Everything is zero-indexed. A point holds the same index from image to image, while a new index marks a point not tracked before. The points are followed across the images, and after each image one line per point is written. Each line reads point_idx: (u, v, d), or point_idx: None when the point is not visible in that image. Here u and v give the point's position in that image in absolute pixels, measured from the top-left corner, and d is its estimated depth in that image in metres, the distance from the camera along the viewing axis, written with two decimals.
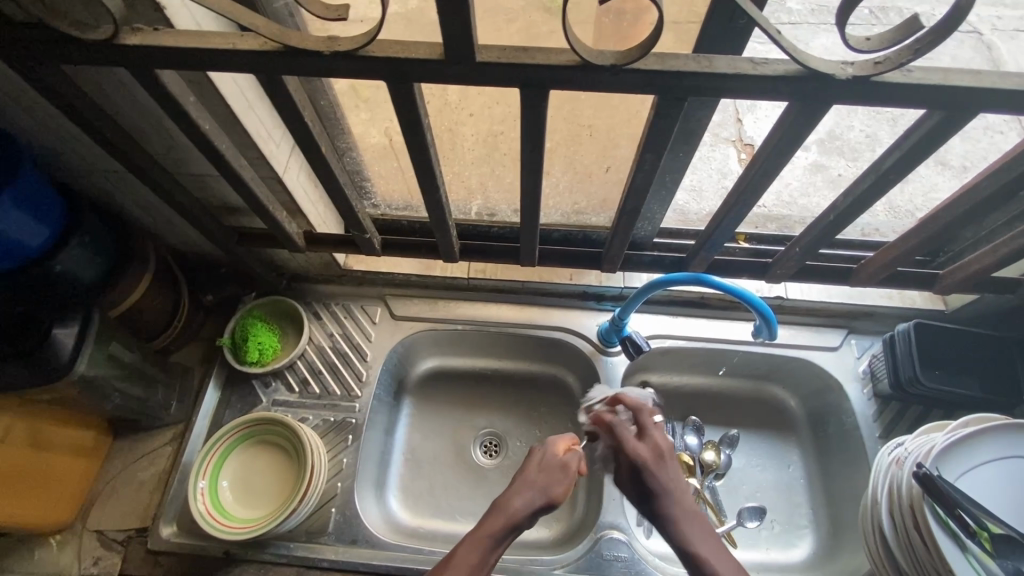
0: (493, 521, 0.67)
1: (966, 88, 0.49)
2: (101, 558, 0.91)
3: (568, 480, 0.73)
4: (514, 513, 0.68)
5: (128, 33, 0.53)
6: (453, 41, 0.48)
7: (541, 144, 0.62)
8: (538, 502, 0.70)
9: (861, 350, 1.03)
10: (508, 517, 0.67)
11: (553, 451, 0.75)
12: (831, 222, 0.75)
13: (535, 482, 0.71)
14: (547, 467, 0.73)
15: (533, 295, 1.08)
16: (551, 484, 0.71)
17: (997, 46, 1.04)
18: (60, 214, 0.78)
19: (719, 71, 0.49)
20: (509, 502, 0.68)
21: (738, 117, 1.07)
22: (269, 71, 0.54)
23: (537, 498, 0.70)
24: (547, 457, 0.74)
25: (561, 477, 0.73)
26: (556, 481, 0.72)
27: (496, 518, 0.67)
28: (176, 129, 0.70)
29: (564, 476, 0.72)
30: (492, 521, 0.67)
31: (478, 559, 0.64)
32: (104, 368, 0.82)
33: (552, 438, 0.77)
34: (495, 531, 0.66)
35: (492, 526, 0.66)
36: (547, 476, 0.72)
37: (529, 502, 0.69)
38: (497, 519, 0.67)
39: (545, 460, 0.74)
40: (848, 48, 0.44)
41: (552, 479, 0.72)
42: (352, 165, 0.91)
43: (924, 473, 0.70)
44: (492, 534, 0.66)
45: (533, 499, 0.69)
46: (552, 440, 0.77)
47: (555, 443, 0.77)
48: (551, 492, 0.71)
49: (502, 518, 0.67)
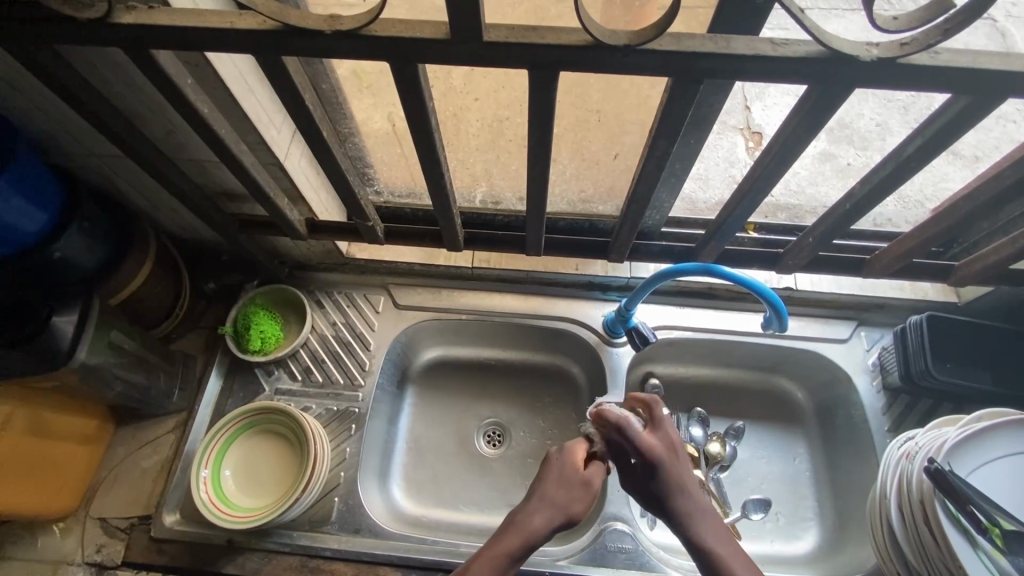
0: (512, 537, 0.66)
1: (994, 72, 0.47)
2: (105, 545, 0.91)
3: (586, 498, 0.71)
4: (534, 532, 0.66)
5: (123, 12, 0.51)
6: (458, 20, 0.46)
7: (548, 129, 0.60)
8: (560, 517, 0.68)
9: (871, 342, 1.01)
10: (531, 533, 0.66)
11: (574, 463, 0.74)
12: (845, 212, 0.73)
13: (558, 498, 0.70)
14: (568, 482, 0.71)
15: (537, 284, 1.06)
16: (571, 501, 0.70)
17: (1011, 32, 1.00)
18: (57, 199, 0.76)
19: (735, 52, 0.47)
20: (530, 520, 0.67)
21: (746, 105, 1.05)
22: (268, 52, 0.53)
23: (559, 514, 0.69)
24: (571, 469, 0.73)
25: (581, 493, 0.71)
26: (577, 497, 0.70)
27: (516, 534, 0.66)
28: (173, 111, 0.68)
29: (584, 494, 0.71)
30: (511, 537, 0.66)
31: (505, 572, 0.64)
32: (104, 356, 0.81)
33: (575, 448, 0.76)
34: (513, 548, 0.65)
35: (511, 542, 0.65)
36: (568, 492, 0.70)
37: (552, 517, 0.68)
38: (517, 536, 0.66)
39: (567, 474, 0.72)
40: (874, 29, 0.42)
41: (572, 495, 0.70)
42: (354, 151, 0.89)
43: (935, 468, 0.69)
44: (509, 552, 0.65)
45: (553, 517, 0.68)
46: (574, 449, 0.75)
47: (578, 452, 0.75)
48: (572, 510, 0.69)
49: (524, 535, 0.66)
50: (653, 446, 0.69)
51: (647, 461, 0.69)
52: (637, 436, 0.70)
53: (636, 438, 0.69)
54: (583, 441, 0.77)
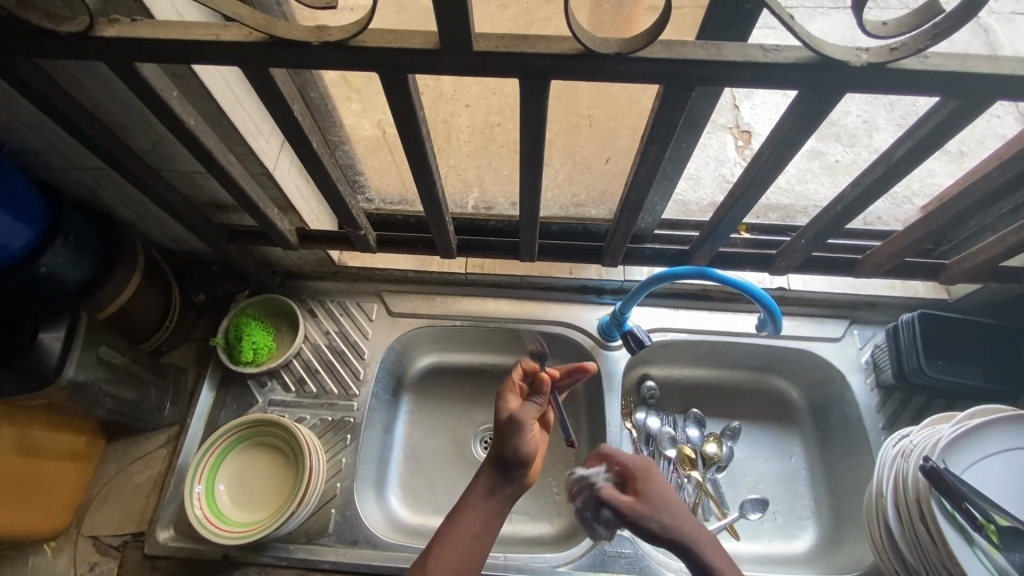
0: (470, 496, 0.74)
1: (983, 75, 0.48)
2: (98, 563, 0.89)
3: (526, 433, 0.75)
4: (483, 488, 0.74)
5: (105, 24, 0.50)
6: (448, 30, 0.46)
7: (540, 136, 0.59)
8: (498, 462, 0.75)
9: (863, 340, 1.02)
10: (482, 485, 0.75)
11: (507, 407, 0.79)
12: (836, 213, 0.73)
13: (498, 452, 0.76)
14: (501, 430, 0.77)
15: (531, 289, 1.06)
16: (506, 445, 0.75)
17: (994, 29, 1.01)
18: (43, 215, 0.75)
19: (726, 59, 0.47)
20: (476, 480, 0.76)
21: (735, 104, 1.05)
22: (255, 64, 0.52)
23: (495, 460, 0.76)
24: (502, 415, 0.78)
25: (515, 430, 0.75)
26: (514, 440, 0.75)
27: (473, 493, 0.74)
28: (158, 123, 0.67)
29: (519, 431, 0.75)
30: (470, 498, 0.74)
31: (476, 526, 0.72)
32: (92, 373, 0.79)
33: (507, 393, 0.81)
34: (473, 503, 0.73)
35: (470, 502, 0.74)
36: (504, 439, 0.76)
37: (495, 464, 0.76)
38: (471, 497, 0.74)
39: (501, 423, 0.77)
40: (865, 34, 0.42)
41: (507, 438, 0.75)
42: (344, 159, 0.88)
43: (930, 466, 0.70)
44: (469, 505, 0.73)
45: (496, 468, 0.76)
46: (507, 396, 0.80)
47: (509, 397, 0.80)
48: (510, 454, 0.74)
49: (478, 492, 0.74)
50: (643, 464, 0.76)
51: (642, 476, 0.74)
52: (622, 458, 0.77)
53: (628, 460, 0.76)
54: (514, 381, 0.82)
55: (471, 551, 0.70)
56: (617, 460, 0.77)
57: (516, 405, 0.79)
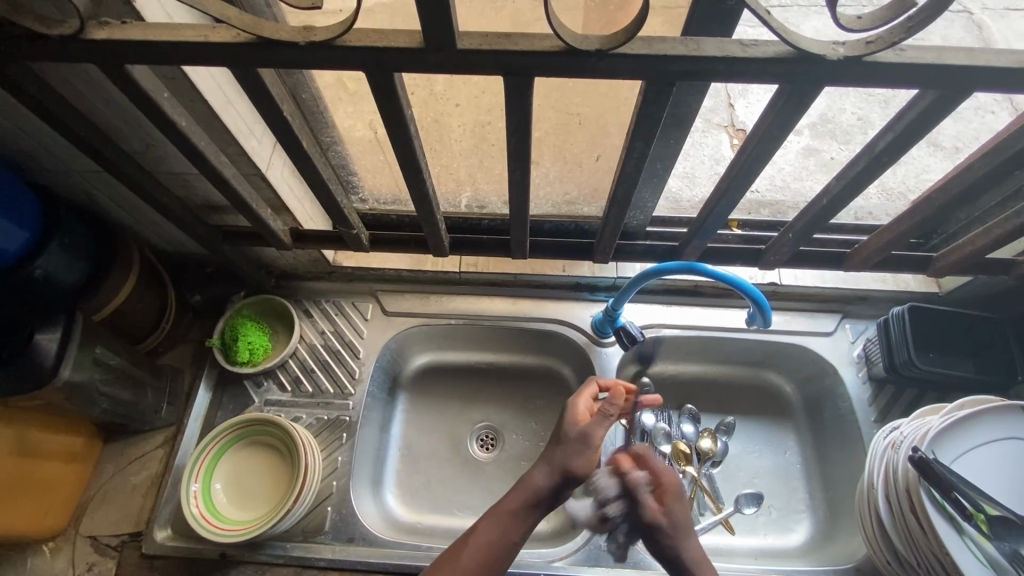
0: (515, 496, 0.70)
1: (958, 67, 0.48)
2: (95, 563, 0.90)
3: (590, 452, 0.72)
4: (535, 489, 0.70)
5: (96, 28, 0.51)
6: (432, 29, 0.47)
7: (527, 133, 0.60)
8: (558, 473, 0.71)
9: (855, 334, 1.03)
10: (530, 491, 0.70)
11: (574, 417, 0.78)
12: (823, 207, 0.74)
13: (560, 461, 0.72)
14: (568, 440, 0.74)
15: (526, 287, 1.07)
16: (570, 457, 0.72)
17: (987, 25, 1.02)
18: (38, 217, 0.76)
19: (706, 54, 0.48)
20: (530, 478, 0.71)
21: (729, 102, 1.06)
22: (244, 65, 0.53)
23: (557, 469, 0.71)
24: (570, 430, 0.76)
25: (581, 447, 0.73)
26: (577, 455, 0.72)
27: (520, 493, 0.70)
28: (150, 125, 0.68)
29: (584, 447, 0.72)
30: (515, 497, 0.70)
31: (511, 534, 0.68)
32: (89, 373, 0.80)
33: (577, 401, 0.80)
34: (515, 507, 0.69)
35: (513, 502, 0.70)
36: (567, 450, 0.73)
37: (554, 472, 0.71)
38: (518, 494, 0.70)
39: (569, 433, 0.75)
40: (839, 28, 0.43)
41: (572, 452, 0.73)
42: (337, 160, 0.88)
43: (919, 457, 0.70)
44: (510, 509, 0.69)
45: (553, 472, 0.71)
46: (576, 407, 0.79)
47: (579, 404, 0.80)
48: (569, 468, 0.71)
49: (526, 495, 0.70)
50: (672, 480, 0.73)
51: (668, 493, 0.71)
52: (655, 472, 0.74)
53: (657, 472, 0.74)
54: (586, 391, 0.82)
55: (495, 555, 0.67)
56: (650, 468, 0.74)
57: (587, 419, 0.78)
